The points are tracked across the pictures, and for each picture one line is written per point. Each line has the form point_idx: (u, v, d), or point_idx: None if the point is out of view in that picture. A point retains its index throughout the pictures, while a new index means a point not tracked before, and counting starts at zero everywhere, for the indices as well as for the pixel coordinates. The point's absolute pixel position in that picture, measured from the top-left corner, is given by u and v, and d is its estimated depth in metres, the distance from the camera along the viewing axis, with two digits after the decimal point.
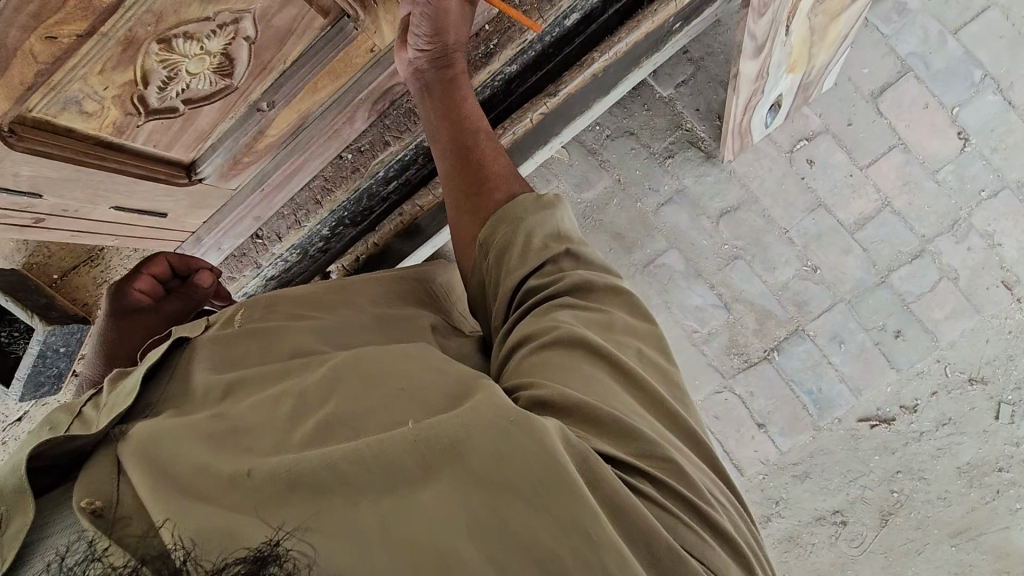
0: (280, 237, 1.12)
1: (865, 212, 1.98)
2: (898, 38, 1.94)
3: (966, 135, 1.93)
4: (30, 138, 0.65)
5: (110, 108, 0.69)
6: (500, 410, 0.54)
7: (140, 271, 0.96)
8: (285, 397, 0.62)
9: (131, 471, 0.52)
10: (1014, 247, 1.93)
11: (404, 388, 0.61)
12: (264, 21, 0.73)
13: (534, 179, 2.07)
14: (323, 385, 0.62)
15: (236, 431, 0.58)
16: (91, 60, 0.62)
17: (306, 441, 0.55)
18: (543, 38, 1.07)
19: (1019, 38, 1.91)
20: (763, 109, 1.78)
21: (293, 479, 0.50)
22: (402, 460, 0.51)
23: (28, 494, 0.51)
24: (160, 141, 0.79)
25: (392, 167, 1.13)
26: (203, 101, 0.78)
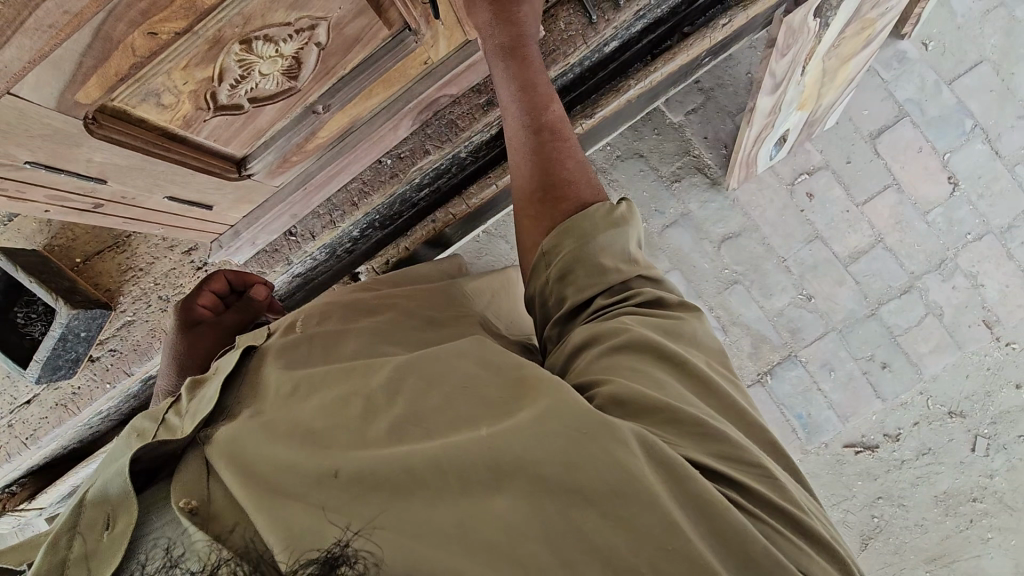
0: (313, 236, 1.14)
1: (859, 246, 2.07)
2: (897, 84, 2.05)
3: (957, 180, 2.04)
4: (110, 126, 0.66)
5: (184, 102, 0.71)
6: (568, 416, 0.56)
7: (202, 288, 1.05)
8: (352, 398, 0.64)
9: (219, 469, 0.58)
10: (995, 289, 2.04)
11: (464, 385, 0.64)
12: (337, 29, 0.76)
13: None
14: (385, 386, 0.64)
15: (309, 429, 0.61)
16: (180, 56, 0.64)
17: (380, 437, 0.59)
18: (583, 62, 1.12)
19: (1007, 92, 2.02)
20: (770, 143, 1.86)
21: (373, 480, 0.54)
22: (473, 466, 0.54)
23: (132, 496, 0.58)
24: (220, 136, 0.81)
25: (428, 175, 1.16)
26: (268, 99, 0.80)
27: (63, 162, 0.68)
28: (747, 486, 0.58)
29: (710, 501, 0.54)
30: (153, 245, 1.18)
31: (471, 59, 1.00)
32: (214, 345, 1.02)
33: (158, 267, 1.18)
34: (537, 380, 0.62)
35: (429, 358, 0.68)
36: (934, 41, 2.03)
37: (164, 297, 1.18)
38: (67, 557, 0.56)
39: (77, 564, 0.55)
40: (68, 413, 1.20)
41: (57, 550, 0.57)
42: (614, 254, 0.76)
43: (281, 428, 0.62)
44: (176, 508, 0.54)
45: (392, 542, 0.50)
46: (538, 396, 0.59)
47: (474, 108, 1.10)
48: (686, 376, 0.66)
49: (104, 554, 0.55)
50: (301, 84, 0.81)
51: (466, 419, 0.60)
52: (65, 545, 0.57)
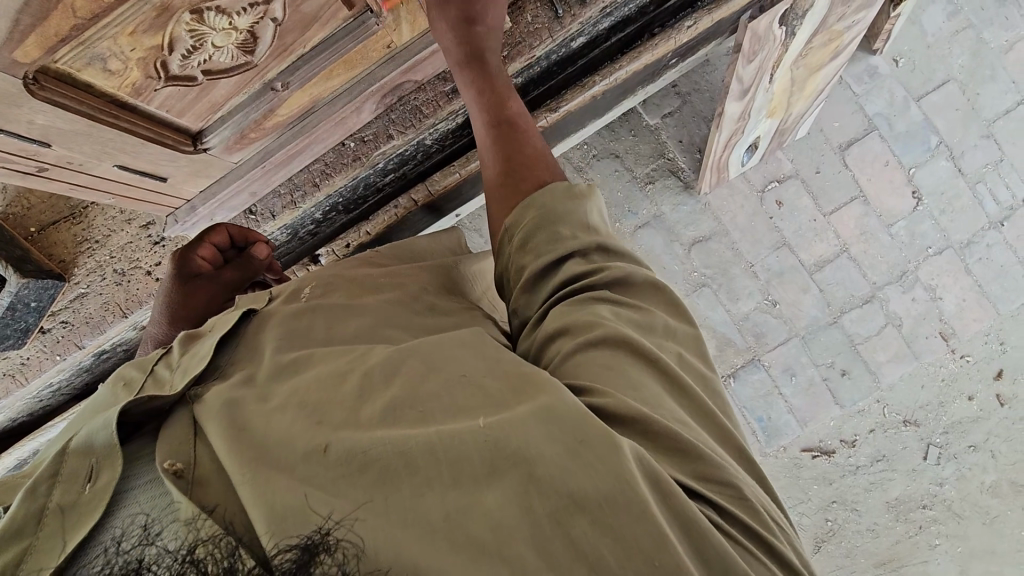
0: (273, 216, 1.14)
1: (824, 255, 2.12)
2: (867, 98, 2.09)
3: (920, 195, 2.09)
4: (55, 90, 0.66)
5: (132, 70, 0.70)
6: (573, 417, 0.55)
7: (202, 241, 1.06)
8: (348, 376, 0.64)
9: (208, 433, 0.59)
10: (952, 302, 2.09)
11: (466, 373, 0.63)
12: (294, 6, 0.76)
13: None
14: (384, 364, 0.64)
15: (302, 404, 0.61)
16: (124, 22, 0.63)
17: (373, 417, 0.58)
18: (548, 56, 1.13)
19: (972, 112, 2.08)
20: (740, 149, 1.89)
21: (364, 465, 0.54)
22: (467, 459, 0.54)
23: (118, 448, 0.58)
24: (173, 107, 0.81)
25: (392, 160, 1.17)
26: (223, 73, 0.79)
27: (3, 121, 0.68)
28: (729, 513, 0.57)
29: (695, 522, 0.54)
30: (114, 216, 1.17)
31: (436, 46, 1.01)
32: (214, 297, 1.05)
33: (113, 240, 1.16)
34: (541, 375, 0.61)
35: (433, 343, 0.67)
36: (905, 58, 2.08)
37: (119, 270, 1.16)
38: (46, 505, 0.54)
39: (57, 515, 0.54)
40: (16, 384, 1.18)
41: (36, 497, 0.55)
42: (572, 224, 0.77)
43: (278, 406, 0.62)
44: (161, 470, 0.54)
45: (371, 528, 0.50)
46: (540, 391, 0.59)
47: (439, 95, 1.11)
48: (674, 385, 0.66)
49: (88, 505, 0.54)
50: (259, 59, 0.81)
51: (467, 407, 0.59)
52: (43, 495, 0.55)
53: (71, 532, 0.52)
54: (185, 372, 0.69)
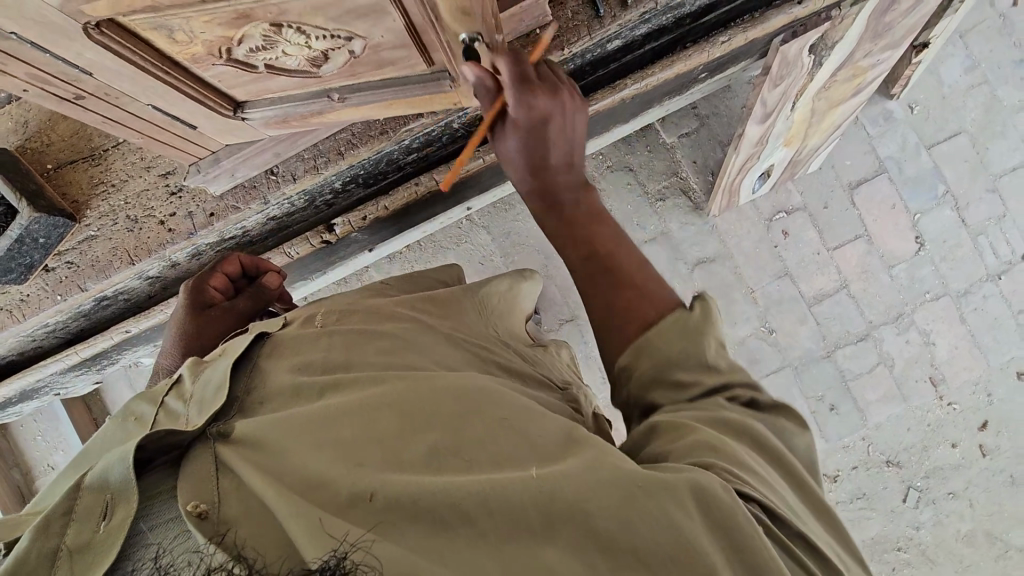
0: (295, 179, 1.12)
1: (824, 288, 2.14)
2: (880, 140, 2.14)
3: (923, 241, 2.12)
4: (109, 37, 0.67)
5: (196, 45, 0.72)
6: (622, 474, 0.59)
7: (215, 270, 1.10)
8: (385, 406, 0.66)
9: (233, 468, 0.59)
10: (945, 349, 2.11)
11: (508, 418, 0.67)
12: (373, 50, 0.81)
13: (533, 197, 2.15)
14: (420, 402, 0.66)
15: (335, 435, 0.63)
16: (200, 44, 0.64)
17: (418, 456, 0.61)
18: (583, 55, 1.14)
19: (980, 165, 2.12)
20: (753, 175, 1.92)
21: (414, 503, 0.56)
22: (521, 510, 0.56)
23: (133, 492, 0.58)
24: (225, 80, 0.82)
25: (418, 140, 1.16)
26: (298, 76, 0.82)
27: (51, 46, 0.68)
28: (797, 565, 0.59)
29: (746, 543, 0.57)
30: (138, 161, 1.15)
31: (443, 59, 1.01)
32: (222, 330, 1.06)
33: (126, 186, 1.15)
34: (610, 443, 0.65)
35: (491, 392, 0.70)
36: (920, 105, 2.13)
37: (131, 217, 1.14)
38: (59, 545, 0.56)
39: (68, 558, 0.55)
40: (12, 319, 1.17)
41: (49, 536, 0.56)
42: (689, 368, 0.73)
43: (317, 435, 0.63)
44: (186, 513, 0.55)
45: (394, 554, 0.51)
46: (584, 452, 0.63)
47: None
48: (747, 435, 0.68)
49: (99, 547, 0.56)
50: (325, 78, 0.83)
51: (521, 457, 0.62)
52: (59, 531, 0.57)
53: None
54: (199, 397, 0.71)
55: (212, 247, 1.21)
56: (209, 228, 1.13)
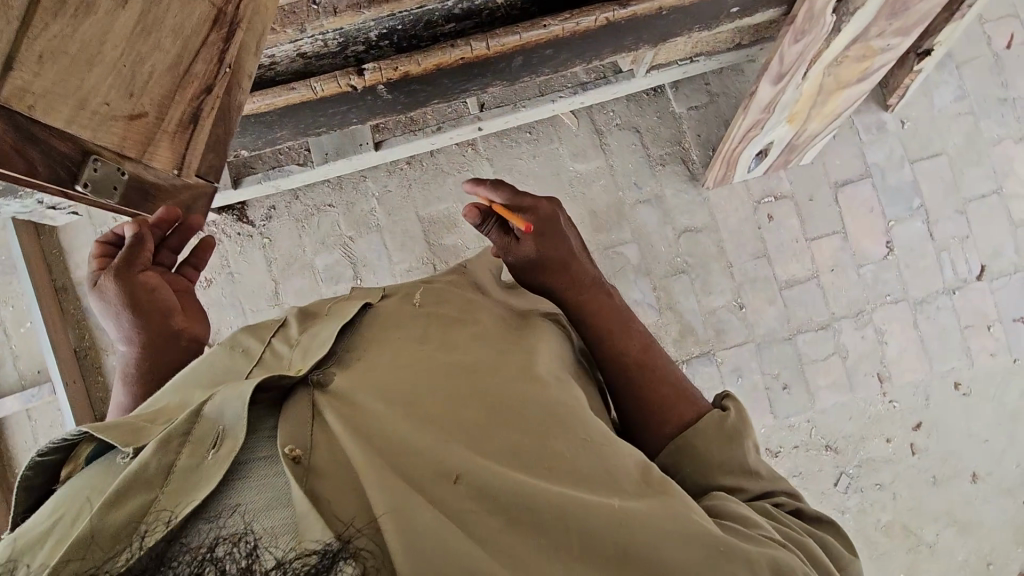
0: (335, 13, 1.11)
1: (797, 274, 2.25)
2: (870, 146, 2.26)
3: (892, 247, 2.26)
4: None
5: None
6: (702, 531, 0.71)
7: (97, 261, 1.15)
8: (482, 407, 0.77)
9: (329, 422, 0.72)
10: (895, 350, 2.25)
11: (593, 440, 0.78)
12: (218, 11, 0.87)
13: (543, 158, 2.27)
14: (516, 412, 0.78)
15: (434, 421, 0.74)
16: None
17: (509, 460, 0.73)
18: None
19: (955, 186, 2.26)
20: (752, 149, 2.01)
21: (499, 506, 0.68)
22: (596, 535, 0.68)
23: (241, 426, 0.69)
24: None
25: (460, 5, 1.18)
26: (229, 52, 0.92)
27: None
28: None
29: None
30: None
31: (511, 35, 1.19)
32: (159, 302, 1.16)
33: None
34: (671, 495, 0.75)
35: (576, 413, 0.81)
36: (911, 121, 2.26)
37: None
38: (175, 460, 0.66)
39: (181, 472, 0.65)
40: None
41: (169, 452, 0.67)
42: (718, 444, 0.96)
43: (415, 413, 0.75)
44: (283, 453, 0.66)
45: (469, 552, 0.64)
46: (663, 492, 0.75)
47: None
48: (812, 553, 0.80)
49: (209, 467, 0.65)
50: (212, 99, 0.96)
51: (587, 479, 0.74)
52: (176, 448, 0.67)
53: (189, 491, 0.62)
54: (301, 352, 0.87)
55: None
56: None
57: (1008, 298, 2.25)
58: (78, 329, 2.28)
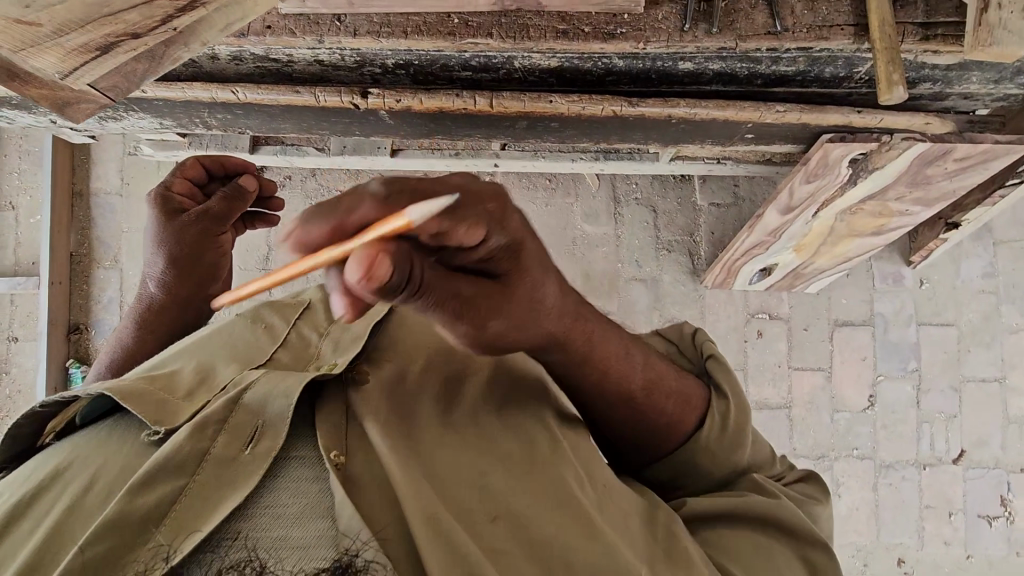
0: (354, 34, 1.16)
1: (768, 399, 2.19)
2: (882, 296, 2.20)
3: (873, 401, 2.17)
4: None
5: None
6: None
7: (180, 177, 1.16)
8: (518, 441, 0.86)
9: (371, 428, 0.78)
10: (845, 505, 2.16)
11: (610, 491, 0.86)
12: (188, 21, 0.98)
13: (556, 208, 2.29)
14: (548, 454, 0.85)
15: (477, 446, 0.83)
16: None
17: (545, 496, 0.80)
18: (653, 61, 1.19)
19: (956, 361, 2.17)
20: (756, 264, 1.97)
21: (530, 543, 0.76)
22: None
23: (285, 421, 0.77)
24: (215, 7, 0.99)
25: (477, 59, 1.21)
26: (182, 28, 1.00)
27: None
28: None
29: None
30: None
31: (518, 100, 1.22)
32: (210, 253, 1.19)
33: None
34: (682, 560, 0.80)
35: (595, 463, 0.90)
36: (930, 283, 2.19)
37: None
38: (209, 448, 0.75)
39: (212, 462, 0.73)
40: None
41: (203, 439, 0.75)
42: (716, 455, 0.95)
43: (446, 444, 0.82)
44: (330, 460, 0.72)
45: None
46: (675, 543, 0.82)
47: (550, 30, 1.15)
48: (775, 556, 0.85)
49: (244, 463, 0.73)
50: (133, 43, 0.98)
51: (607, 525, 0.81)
52: (211, 437, 0.76)
53: (221, 489, 0.70)
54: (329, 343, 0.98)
55: (254, 59, 1.24)
56: (259, 38, 1.16)
57: (978, 492, 2.14)
58: (82, 235, 2.40)
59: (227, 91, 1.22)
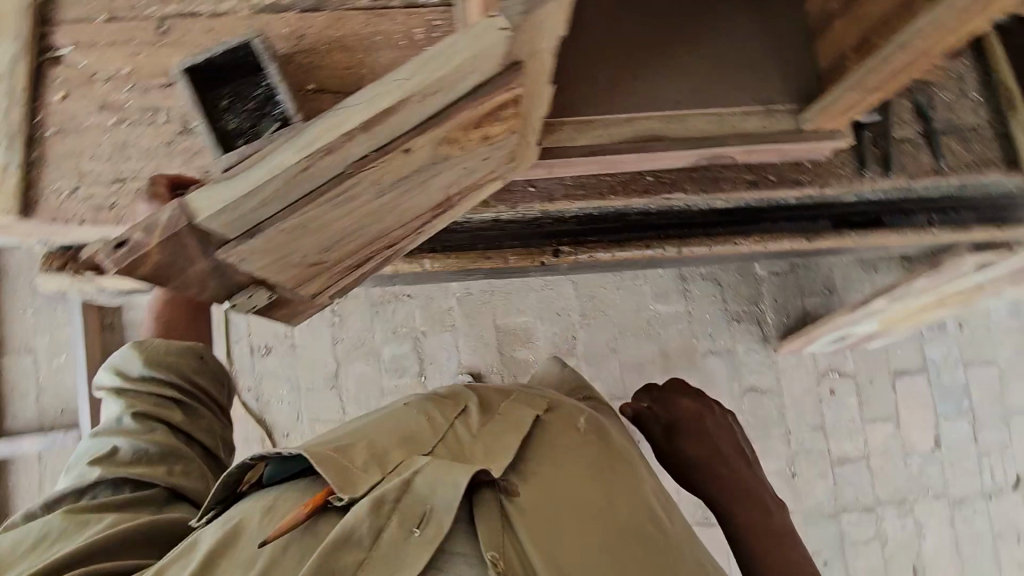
0: (549, 198, 1.16)
1: (847, 453, 2.31)
2: (931, 342, 2.39)
3: (938, 443, 2.34)
4: (502, 78, 0.62)
5: (462, 190, 0.86)
6: None
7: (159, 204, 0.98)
8: (576, 522, 0.71)
9: (484, 505, 0.68)
10: (929, 543, 2.30)
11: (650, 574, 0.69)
12: (439, 217, 0.91)
13: (627, 291, 2.32)
14: (601, 537, 0.70)
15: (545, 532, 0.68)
16: (409, 178, 0.69)
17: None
18: (823, 196, 1.27)
19: (1000, 395, 2.38)
20: (835, 335, 2.08)
21: None
22: None
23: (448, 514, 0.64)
24: (468, 196, 0.91)
25: (657, 206, 1.24)
26: (430, 223, 0.90)
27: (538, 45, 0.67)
28: None
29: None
30: (402, 23, 1.00)
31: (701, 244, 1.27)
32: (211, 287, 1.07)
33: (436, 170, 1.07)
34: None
35: (644, 547, 0.72)
36: (970, 328, 2.40)
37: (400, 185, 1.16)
38: (384, 525, 0.64)
39: (390, 533, 0.63)
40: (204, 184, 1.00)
41: (379, 516, 0.64)
42: None
43: None
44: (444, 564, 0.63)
45: None
46: None
47: (739, 179, 1.19)
48: None
49: (414, 549, 0.62)
50: (385, 251, 0.88)
51: None
52: (386, 511, 0.65)
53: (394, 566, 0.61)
54: None
55: None
56: None
57: None
58: None
59: (420, 258, 1.22)
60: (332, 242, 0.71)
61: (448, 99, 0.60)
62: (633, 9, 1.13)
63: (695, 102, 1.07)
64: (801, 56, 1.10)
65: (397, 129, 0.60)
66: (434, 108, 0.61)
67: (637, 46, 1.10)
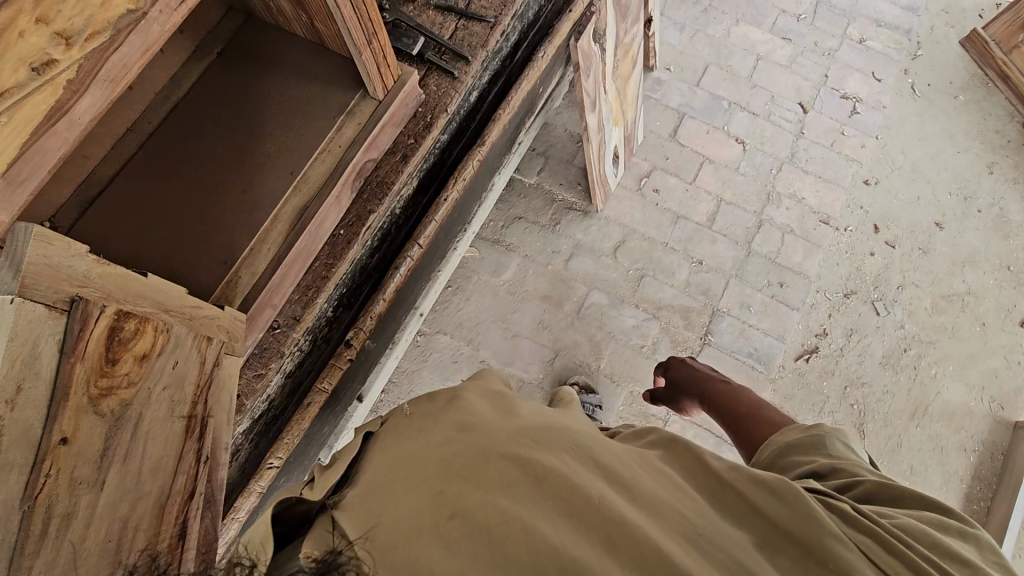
0: (298, 320, 1.19)
1: (710, 210, 2.53)
2: (666, 98, 2.72)
3: (741, 141, 2.65)
4: (73, 314, 0.70)
5: (188, 395, 0.84)
6: (595, 504, 0.62)
7: None
8: (432, 469, 0.67)
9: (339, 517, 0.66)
10: (811, 197, 2.58)
11: (517, 455, 0.67)
12: (204, 433, 0.85)
13: (476, 292, 2.40)
14: (458, 462, 0.67)
15: (401, 499, 0.64)
16: (107, 440, 0.71)
17: (444, 507, 0.61)
18: (459, 111, 1.42)
19: (735, 77, 2.75)
20: (609, 161, 2.28)
21: (434, 554, 0.57)
22: (518, 537, 0.58)
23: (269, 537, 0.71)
24: (205, 397, 0.88)
25: (375, 238, 1.33)
26: (208, 445, 0.84)
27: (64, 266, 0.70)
28: (700, 516, 0.65)
29: (903, 559, 0.65)
30: None
31: (432, 222, 1.36)
32: None
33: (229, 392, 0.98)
34: (767, 486, 0.68)
35: (504, 441, 0.69)
36: (673, 65, 2.76)
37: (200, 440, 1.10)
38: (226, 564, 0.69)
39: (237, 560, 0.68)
40: None
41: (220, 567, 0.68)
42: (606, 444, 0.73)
43: (431, 542, 0.58)
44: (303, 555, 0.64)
45: None
46: (571, 478, 0.64)
47: (394, 164, 1.28)
48: (666, 478, 0.69)
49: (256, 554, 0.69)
50: (201, 500, 0.79)
51: (509, 491, 0.62)
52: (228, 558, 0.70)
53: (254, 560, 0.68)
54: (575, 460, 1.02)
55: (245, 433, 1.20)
56: (243, 409, 1.12)
57: (833, 107, 2.72)
58: None
59: (269, 466, 1.18)
60: (109, 543, 0.66)
61: (44, 369, 0.66)
62: (174, 173, 1.10)
63: (298, 161, 1.12)
64: (324, 56, 1.19)
65: (29, 424, 0.63)
66: (47, 378, 0.66)
67: (209, 189, 1.09)
